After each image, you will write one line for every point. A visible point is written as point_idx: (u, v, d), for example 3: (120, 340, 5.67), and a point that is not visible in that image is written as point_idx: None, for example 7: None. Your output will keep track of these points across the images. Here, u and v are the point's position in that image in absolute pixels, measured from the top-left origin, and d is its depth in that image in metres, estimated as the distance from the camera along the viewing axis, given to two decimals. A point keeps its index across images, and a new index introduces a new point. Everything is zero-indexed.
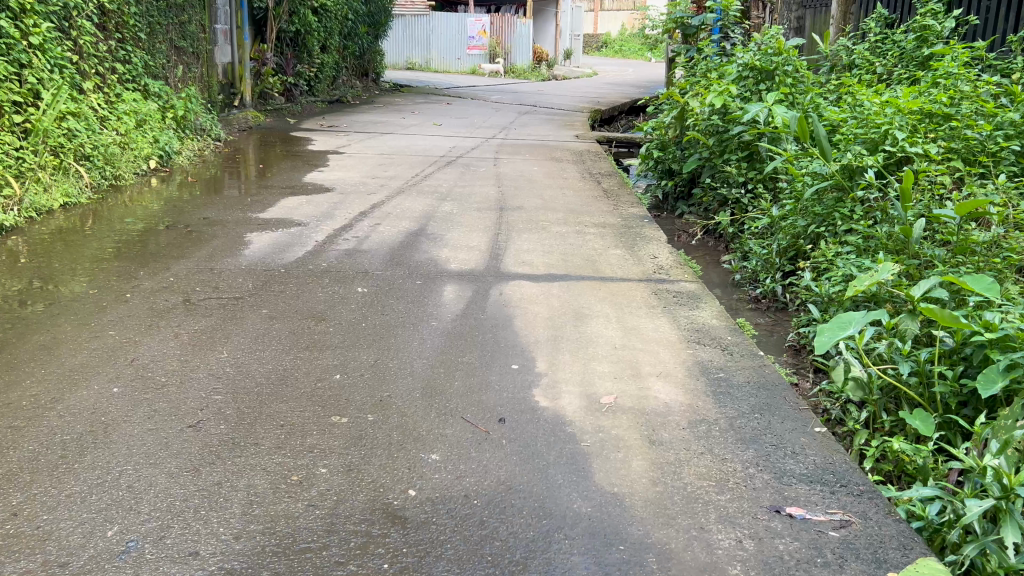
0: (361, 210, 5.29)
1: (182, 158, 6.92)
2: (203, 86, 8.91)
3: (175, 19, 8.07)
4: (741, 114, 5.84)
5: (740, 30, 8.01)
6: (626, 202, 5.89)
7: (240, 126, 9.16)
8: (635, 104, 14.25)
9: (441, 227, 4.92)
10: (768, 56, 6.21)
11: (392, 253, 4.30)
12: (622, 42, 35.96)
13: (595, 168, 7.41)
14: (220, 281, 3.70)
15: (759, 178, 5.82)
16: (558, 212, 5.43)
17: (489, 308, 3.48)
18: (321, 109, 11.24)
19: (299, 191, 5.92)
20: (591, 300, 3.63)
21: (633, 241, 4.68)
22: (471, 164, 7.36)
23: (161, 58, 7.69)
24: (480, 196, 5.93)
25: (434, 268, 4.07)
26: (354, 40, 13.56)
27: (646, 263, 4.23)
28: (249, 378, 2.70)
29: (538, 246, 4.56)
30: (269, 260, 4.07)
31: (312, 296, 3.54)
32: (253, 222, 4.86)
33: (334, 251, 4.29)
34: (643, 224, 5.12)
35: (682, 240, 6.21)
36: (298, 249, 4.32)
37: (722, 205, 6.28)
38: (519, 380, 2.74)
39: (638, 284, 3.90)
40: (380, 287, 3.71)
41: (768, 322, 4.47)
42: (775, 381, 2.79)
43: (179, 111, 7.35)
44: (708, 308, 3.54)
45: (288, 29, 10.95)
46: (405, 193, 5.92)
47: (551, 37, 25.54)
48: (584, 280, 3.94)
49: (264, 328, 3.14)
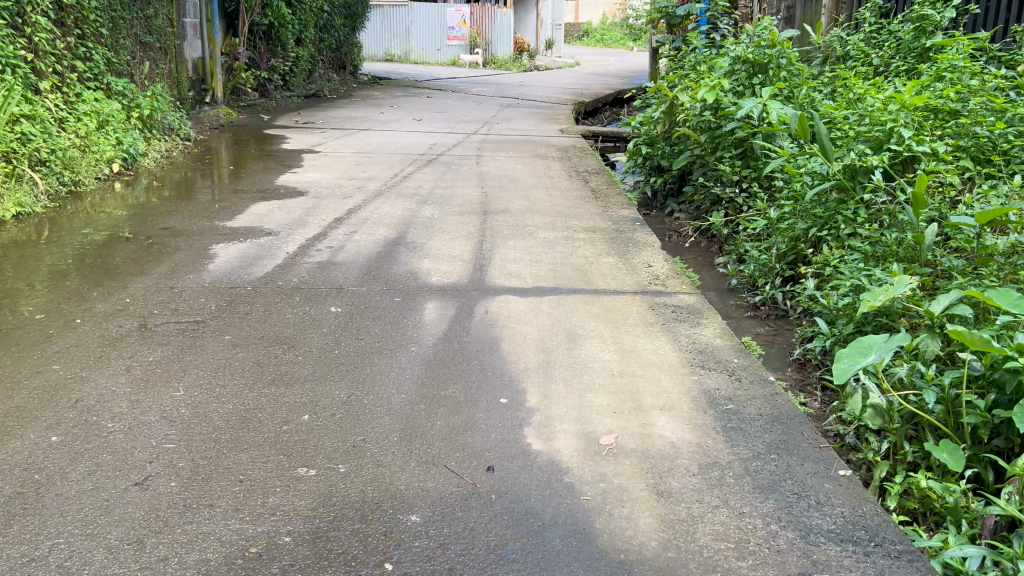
0: (336, 216, 4.99)
1: (148, 160, 6.58)
2: (171, 82, 8.54)
3: (140, 13, 7.69)
4: (735, 110, 5.58)
5: (728, 21, 7.77)
6: (615, 202, 5.62)
7: (211, 124, 8.81)
8: (618, 95, 14.00)
9: (421, 234, 4.64)
10: (762, 48, 5.94)
11: (369, 265, 4.02)
12: (603, 31, 35.70)
13: (582, 165, 7.15)
14: (181, 302, 3.41)
15: (754, 177, 5.58)
16: (545, 215, 5.15)
17: (474, 329, 3.20)
18: (297, 104, 10.88)
19: (271, 195, 5.61)
20: (584, 317, 3.36)
21: (625, 248, 4.42)
22: (453, 162, 7.07)
23: (125, 54, 7.32)
24: (463, 198, 5.64)
25: (414, 282, 3.79)
26: (330, 32, 13.19)
27: (640, 273, 3.97)
28: (206, 421, 2.41)
29: (525, 254, 4.28)
30: (236, 276, 3.77)
31: (281, 318, 3.25)
32: (220, 232, 4.55)
33: (306, 264, 4.00)
34: (634, 228, 4.86)
35: (674, 241, 5.97)
36: (267, 262, 4.03)
37: (714, 204, 6.04)
38: (509, 418, 2.47)
39: (633, 297, 3.64)
40: (355, 306, 3.42)
41: (769, 331, 4.24)
42: (790, 414, 2.54)
43: (145, 110, 6.99)
44: (710, 325, 3.29)
45: (261, 22, 10.56)
46: (383, 196, 5.62)
47: (532, 27, 25.21)
48: (575, 294, 3.67)
49: (226, 359, 2.85)
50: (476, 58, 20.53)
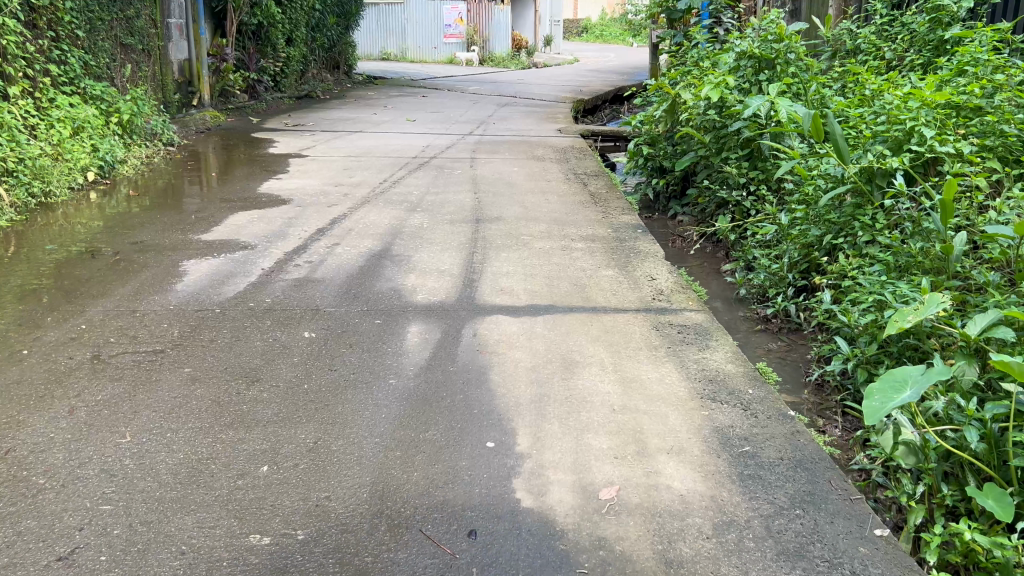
0: (319, 227, 4.69)
1: (126, 167, 6.28)
2: (155, 85, 8.24)
3: (121, 13, 7.39)
4: (742, 108, 5.29)
5: (732, 14, 7.49)
6: (616, 207, 5.33)
7: (198, 127, 8.51)
8: (618, 92, 13.72)
9: (408, 246, 4.34)
10: (768, 42, 5.63)
11: (350, 282, 3.73)
12: (602, 27, 35.38)
13: (580, 166, 6.86)
14: (141, 329, 3.11)
15: (762, 179, 5.29)
16: (541, 223, 4.86)
17: (461, 355, 2.91)
18: (288, 106, 10.58)
19: (253, 204, 5.31)
20: (581, 340, 3.07)
21: (627, 259, 4.12)
22: (445, 165, 6.78)
23: (104, 57, 7.02)
24: (454, 204, 5.35)
25: (397, 301, 3.50)
26: (323, 32, 12.88)
27: (643, 288, 3.68)
28: (150, 476, 2.12)
29: (518, 267, 3.99)
30: (204, 297, 3.48)
31: (249, 346, 2.96)
32: (193, 246, 4.26)
33: (281, 282, 3.70)
34: (636, 236, 4.57)
35: (678, 247, 5.70)
36: (241, 279, 3.74)
37: (719, 208, 5.76)
38: (496, 465, 2.18)
39: (636, 316, 3.34)
40: (332, 331, 3.13)
41: (781, 348, 3.97)
42: (815, 458, 2.26)
43: (125, 115, 6.69)
44: (721, 350, 3.00)
45: (250, 22, 10.26)
46: (370, 204, 5.32)
47: (530, 24, 24.89)
48: (572, 313, 3.38)
49: (182, 398, 2.55)
50: (473, 56, 20.22)
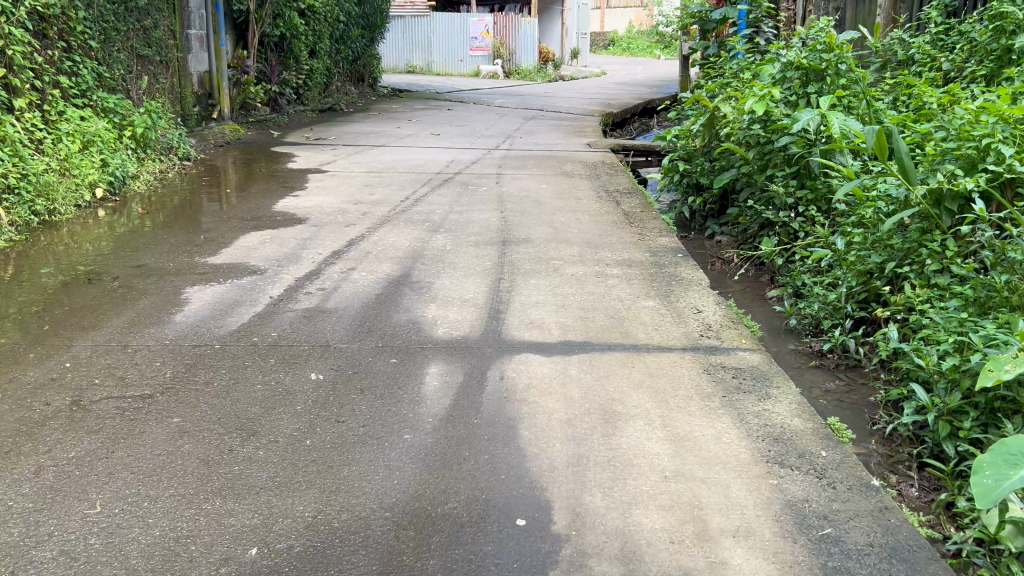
0: (334, 249, 4.37)
1: (138, 183, 6.02)
2: (173, 97, 8.01)
3: (138, 23, 7.17)
4: (790, 123, 4.89)
5: (773, 24, 7.12)
6: (653, 228, 4.97)
7: (216, 141, 8.27)
8: (648, 104, 13.35)
9: (430, 270, 4.00)
10: (817, 52, 5.24)
11: (364, 313, 3.39)
12: (629, 39, 35.04)
13: (612, 183, 6.51)
14: (131, 369, 2.79)
15: (811, 199, 4.91)
16: (573, 245, 4.50)
17: (485, 403, 2.56)
18: (310, 119, 10.33)
19: (266, 223, 5.01)
20: (623, 385, 2.71)
21: (669, 288, 3.75)
22: (470, 181, 6.45)
23: (119, 68, 6.79)
24: (479, 224, 5.01)
25: (416, 336, 3.15)
26: (347, 43, 12.64)
27: (689, 322, 3.31)
28: (118, 561, 1.78)
29: (549, 296, 3.64)
30: (203, 330, 3.16)
31: (248, 391, 2.62)
32: (198, 270, 3.94)
33: (289, 312, 3.37)
34: (677, 261, 4.20)
35: (717, 270, 5.35)
36: (245, 308, 3.42)
37: (763, 229, 5.39)
38: (529, 550, 1.83)
39: (683, 356, 2.98)
40: (342, 372, 2.79)
41: (840, 389, 3.60)
42: (912, 546, 1.89)
43: (138, 129, 6.44)
44: (784, 401, 2.62)
45: (272, 33, 10.03)
46: (390, 224, 5.00)
47: (558, 36, 24.59)
48: (612, 352, 3.01)
49: (166, 456, 2.22)
50: (498, 68, 19.95)
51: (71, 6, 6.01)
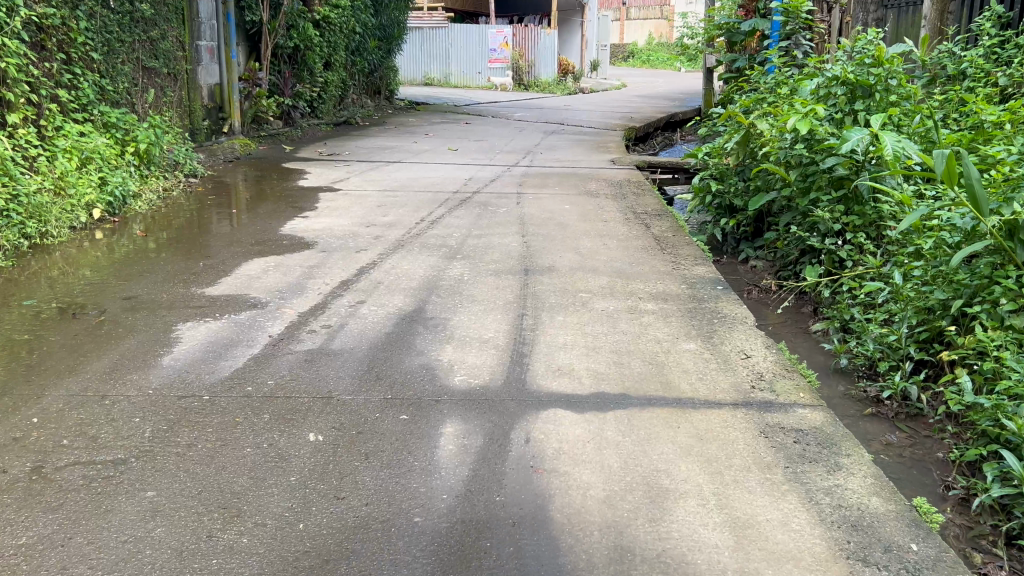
0: (343, 278, 4.03)
1: (140, 202, 5.73)
2: (180, 111, 7.73)
3: (144, 35, 6.91)
4: (837, 143, 4.52)
5: (810, 37, 6.75)
6: (687, 255, 4.60)
7: (226, 156, 7.98)
8: (671, 118, 13.00)
9: (445, 304, 3.65)
10: (865, 67, 4.86)
11: (373, 355, 3.04)
12: (650, 52, 34.76)
13: (640, 204, 6.14)
14: (107, 426, 2.46)
15: (860, 225, 4.54)
16: (601, 275, 4.15)
17: (508, 475, 2.20)
18: (324, 134, 10.05)
19: (271, 248, 4.68)
20: (669, 451, 2.34)
21: (710, 328, 3.38)
22: (489, 201, 6.11)
23: (123, 81, 6.53)
24: (500, 250, 4.66)
25: (430, 385, 2.80)
26: (363, 56, 12.37)
27: (738, 371, 2.94)
28: None
29: (578, 335, 3.28)
30: (192, 378, 2.82)
31: (235, 457, 2.28)
32: (194, 303, 3.61)
33: (289, 356, 3.03)
34: (716, 295, 3.83)
35: (755, 299, 4.99)
36: (241, 350, 3.08)
37: (804, 255, 5.03)
38: None
39: (733, 414, 2.61)
40: (346, 432, 2.44)
41: (903, 443, 3.22)
42: None
43: (141, 145, 6.16)
44: (857, 475, 2.25)
45: (286, 45, 9.76)
46: (405, 249, 4.66)
47: (578, 48, 24.33)
48: (652, 408, 2.64)
49: (133, 545, 1.87)
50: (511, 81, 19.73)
51: (71, 17, 5.76)
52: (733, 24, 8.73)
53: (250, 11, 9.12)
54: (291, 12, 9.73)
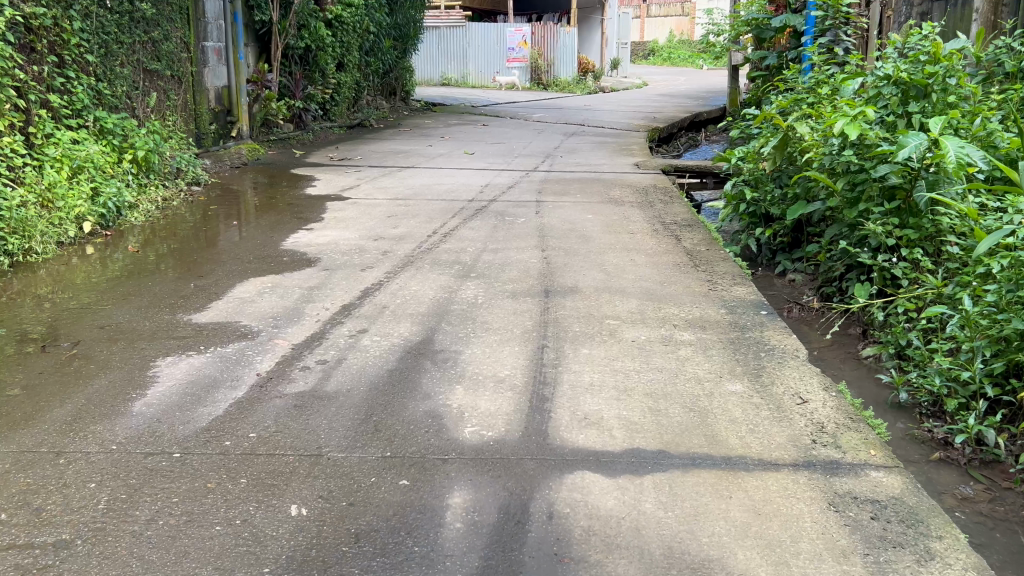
0: (345, 301, 3.66)
1: (135, 213, 5.41)
2: (186, 114, 7.40)
3: (146, 36, 6.58)
4: (891, 149, 4.10)
5: (850, 31, 6.33)
6: (723, 273, 4.19)
7: (233, 162, 7.66)
8: (696, 118, 12.55)
9: (455, 333, 3.27)
10: (918, 65, 4.43)
11: (372, 399, 2.66)
12: (671, 50, 34.23)
13: (668, 212, 5.74)
14: (55, 493, 2.10)
15: (915, 240, 4.12)
16: (630, 298, 3.75)
17: (527, 565, 1.82)
18: (337, 137, 9.71)
19: (270, 266, 4.32)
20: (721, 531, 1.95)
21: (757, 364, 2.98)
22: (507, 210, 5.72)
23: (122, 84, 6.21)
24: (518, 267, 4.27)
25: (435, 437, 2.41)
26: (378, 56, 12.02)
27: (793, 423, 2.54)
28: None
29: (607, 373, 2.89)
30: (165, 430, 2.45)
31: (201, 539, 1.91)
32: (178, 333, 3.26)
33: (277, 401, 2.65)
34: (760, 322, 3.42)
35: (796, 319, 4.59)
36: (224, 393, 2.71)
37: (850, 271, 4.62)
38: None
39: (794, 479, 2.21)
40: (339, 502, 2.07)
41: (982, 498, 2.81)
42: None
43: (139, 152, 5.84)
44: (955, 567, 1.85)
45: (297, 45, 9.41)
46: (414, 266, 4.29)
47: (598, 46, 23.89)
48: (698, 470, 2.24)
49: None
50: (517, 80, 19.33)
51: (63, 16, 5.44)
52: (763, 20, 8.48)
53: (259, 10, 8.78)
54: (302, 11, 9.38)
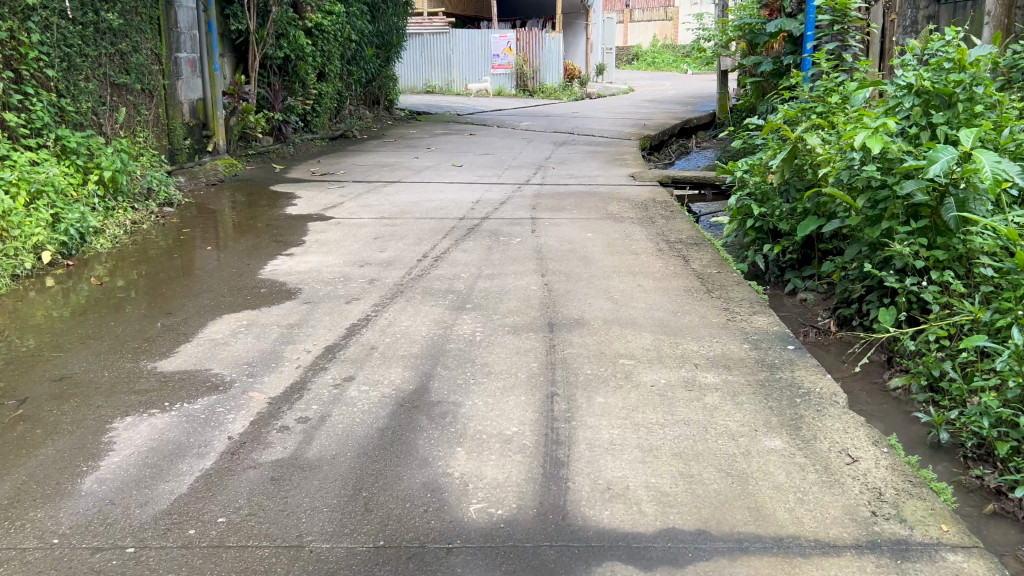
0: (330, 341, 3.30)
1: (102, 239, 5.04)
2: (158, 130, 7.02)
3: (113, 47, 6.21)
4: (918, 164, 3.79)
5: (860, 38, 6.07)
6: (740, 299, 3.86)
7: (208, 179, 7.28)
8: (687, 124, 12.28)
9: (452, 378, 2.92)
10: (941, 72, 4.13)
11: (360, 468, 2.31)
12: (654, 54, 34.09)
13: (672, 229, 5.42)
14: None
15: (944, 261, 3.82)
16: (644, 331, 3.42)
17: None
18: (319, 150, 9.34)
19: (246, 299, 3.95)
20: None
21: (794, 414, 2.64)
22: (501, 229, 5.38)
23: (87, 100, 5.84)
24: (518, 296, 3.93)
25: (435, 519, 2.07)
26: (360, 64, 11.64)
27: (847, 489, 2.21)
28: None
29: (627, 428, 2.54)
30: (119, 514, 2.10)
31: None
32: (140, 386, 2.89)
33: (250, 473, 2.30)
34: (789, 360, 3.10)
35: (814, 344, 4.26)
36: (189, 463, 2.35)
37: (870, 291, 4.31)
38: None
39: (861, 568, 1.88)
40: None
41: None
42: None
43: (105, 172, 5.47)
44: None
45: (276, 55, 9.04)
46: (404, 296, 3.93)
47: (583, 52, 23.65)
48: (744, 559, 1.91)
49: None
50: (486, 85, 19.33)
51: (20, 29, 5.07)
52: (757, 24, 8.10)
53: (235, 19, 8.45)
54: (281, 19, 9.01)
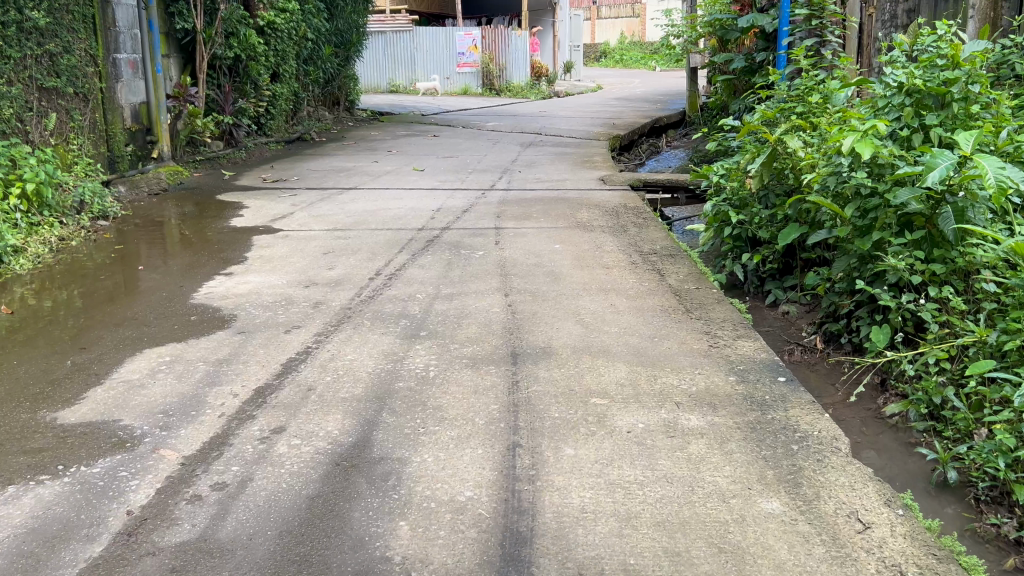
0: (261, 381, 2.90)
1: (21, 258, 4.58)
2: (95, 137, 6.52)
3: (40, 48, 5.73)
4: (914, 170, 3.47)
5: (838, 34, 5.79)
6: (722, 321, 3.51)
7: (151, 188, 6.81)
8: (656, 123, 11.95)
9: (398, 427, 2.53)
10: (932, 70, 3.82)
11: (281, 553, 1.92)
12: (622, 51, 33.83)
13: (644, 238, 5.06)
14: None
15: (942, 275, 3.50)
16: (617, 362, 3.06)
17: None
18: (273, 154, 8.87)
19: (173, 328, 3.53)
20: None
21: (791, 467, 2.29)
22: (462, 241, 5.00)
23: (9, 106, 5.42)
24: (478, 321, 3.55)
25: None
26: (318, 64, 11.18)
27: (862, 569, 1.86)
28: None
29: (602, 490, 2.17)
30: None
31: None
32: (33, 444, 2.47)
33: (147, 563, 1.90)
34: (780, 395, 2.75)
35: (799, 364, 3.90)
36: (73, 550, 1.95)
37: (859, 306, 3.98)
38: None
39: None
40: None
41: None
42: None
43: (28, 185, 5.02)
44: None
45: (225, 55, 8.57)
46: (351, 323, 3.54)
47: (550, 49, 23.27)
48: None
49: None
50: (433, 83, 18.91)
51: None
52: (727, 20, 7.79)
53: (180, 18, 7.91)
54: (230, 17, 8.54)
